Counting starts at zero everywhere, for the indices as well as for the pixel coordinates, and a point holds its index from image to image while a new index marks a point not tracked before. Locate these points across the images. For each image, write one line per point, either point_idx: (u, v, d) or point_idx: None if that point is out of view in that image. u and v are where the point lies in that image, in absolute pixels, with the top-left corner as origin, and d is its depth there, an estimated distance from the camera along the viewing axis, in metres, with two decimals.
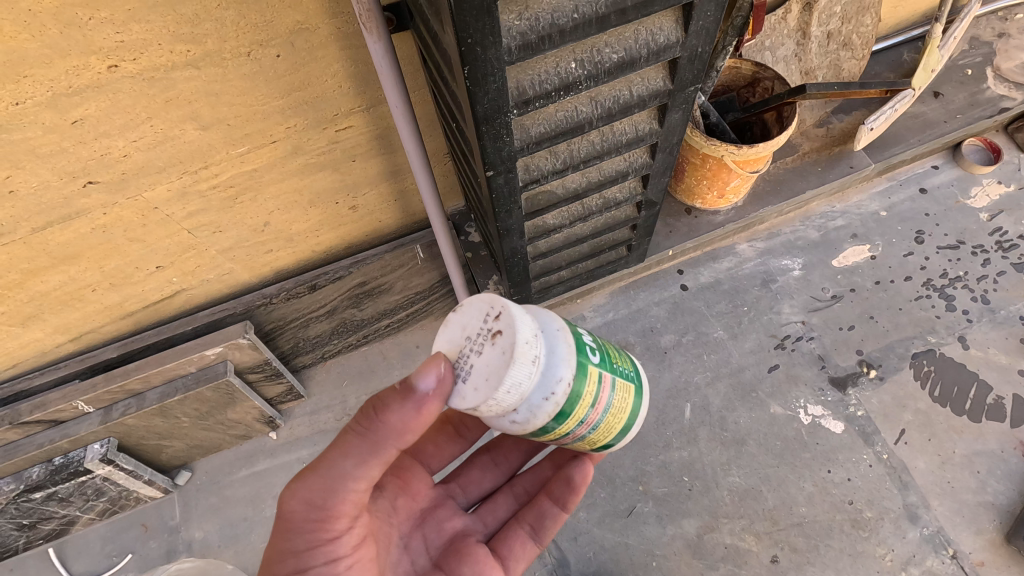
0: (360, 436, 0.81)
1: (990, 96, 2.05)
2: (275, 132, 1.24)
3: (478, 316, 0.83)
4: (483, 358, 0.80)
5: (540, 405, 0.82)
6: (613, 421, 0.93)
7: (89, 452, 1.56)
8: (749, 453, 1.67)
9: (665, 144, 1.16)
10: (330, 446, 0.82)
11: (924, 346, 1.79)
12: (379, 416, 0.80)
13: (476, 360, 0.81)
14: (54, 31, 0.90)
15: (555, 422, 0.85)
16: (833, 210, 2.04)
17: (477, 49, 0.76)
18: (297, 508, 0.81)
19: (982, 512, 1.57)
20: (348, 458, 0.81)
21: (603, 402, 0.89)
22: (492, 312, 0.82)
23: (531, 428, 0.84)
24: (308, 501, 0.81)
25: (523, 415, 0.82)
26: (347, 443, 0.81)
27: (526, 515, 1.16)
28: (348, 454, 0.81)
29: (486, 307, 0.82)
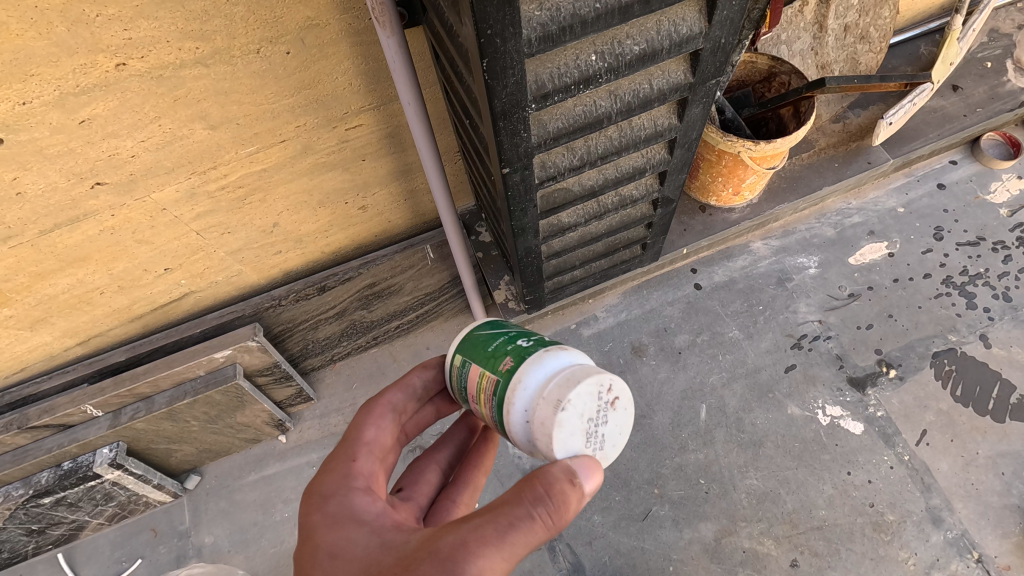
0: (543, 528, 0.66)
1: (1010, 89, 2.01)
2: (284, 131, 1.22)
3: (593, 398, 0.80)
4: (609, 427, 0.83)
5: None
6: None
7: (98, 457, 1.54)
8: (767, 455, 1.64)
9: (684, 139, 1.14)
10: (511, 522, 0.64)
11: (945, 345, 1.76)
12: (566, 506, 0.67)
13: (602, 434, 0.82)
14: (61, 29, 0.88)
15: None
16: (849, 207, 2.01)
17: (497, 40, 0.74)
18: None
19: (1007, 515, 1.54)
20: (527, 548, 0.64)
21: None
22: (603, 387, 0.81)
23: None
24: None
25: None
26: (532, 533, 0.64)
27: (467, 493, 0.95)
28: (530, 542, 0.64)
29: (597, 386, 0.80)
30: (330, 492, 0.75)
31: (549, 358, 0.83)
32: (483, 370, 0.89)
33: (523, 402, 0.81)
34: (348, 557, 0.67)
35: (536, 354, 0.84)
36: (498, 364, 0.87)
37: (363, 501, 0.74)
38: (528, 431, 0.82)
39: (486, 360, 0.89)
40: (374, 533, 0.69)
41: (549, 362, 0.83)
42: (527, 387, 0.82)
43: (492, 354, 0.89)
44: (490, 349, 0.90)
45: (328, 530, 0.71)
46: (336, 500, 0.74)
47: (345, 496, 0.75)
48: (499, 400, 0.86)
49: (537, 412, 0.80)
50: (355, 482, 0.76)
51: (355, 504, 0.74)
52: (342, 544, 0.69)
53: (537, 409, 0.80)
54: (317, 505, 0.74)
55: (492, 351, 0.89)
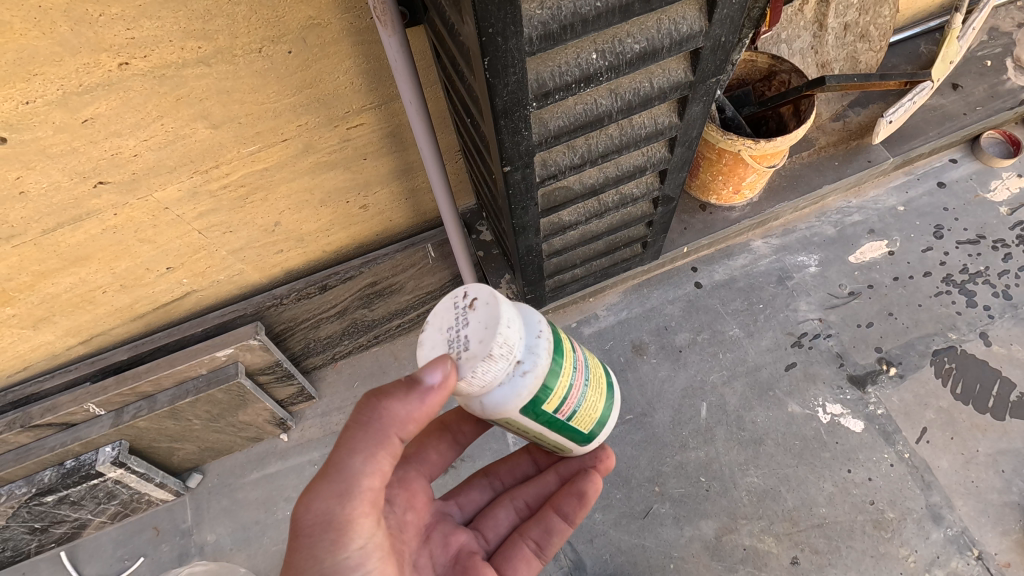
0: (372, 435, 0.78)
1: (1010, 87, 2.01)
2: (286, 130, 1.22)
3: (449, 304, 0.85)
4: (471, 328, 0.82)
5: (538, 342, 0.86)
6: (599, 393, 1.00)
7: (101, 455, 1.54)
8: (767, 453, 1.65)
9: (685, 138, 1.14)
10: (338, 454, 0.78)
11: (944, 343, 1.76)
12: (387, 409, 0.79)
13: (466, 332, 0.82)
14: (64, 28, 0.88)
15: (555, 363, 0.89)
16: (849, 206, 2.01)
17: (498, 39, 0.74)
18: (313, 532, 0.75)
19: (1007, 513, 1.54)
20: (364, 452, 0.78)
21: (582, 367, 0.96)
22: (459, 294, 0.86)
23: (542, 377, 0.86)
24: (326, 517, 0.76)
25: (528, 362, 0.84)
26: (362, 447, 0.78)
27: (534, 529, 1.09)
28: (361, 449, 0.78)
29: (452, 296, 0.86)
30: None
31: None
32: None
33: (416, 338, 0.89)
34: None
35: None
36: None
37: None
38: None
39: None
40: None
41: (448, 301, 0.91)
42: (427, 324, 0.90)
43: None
44: None
45: None
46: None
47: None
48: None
49: None
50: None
51: None
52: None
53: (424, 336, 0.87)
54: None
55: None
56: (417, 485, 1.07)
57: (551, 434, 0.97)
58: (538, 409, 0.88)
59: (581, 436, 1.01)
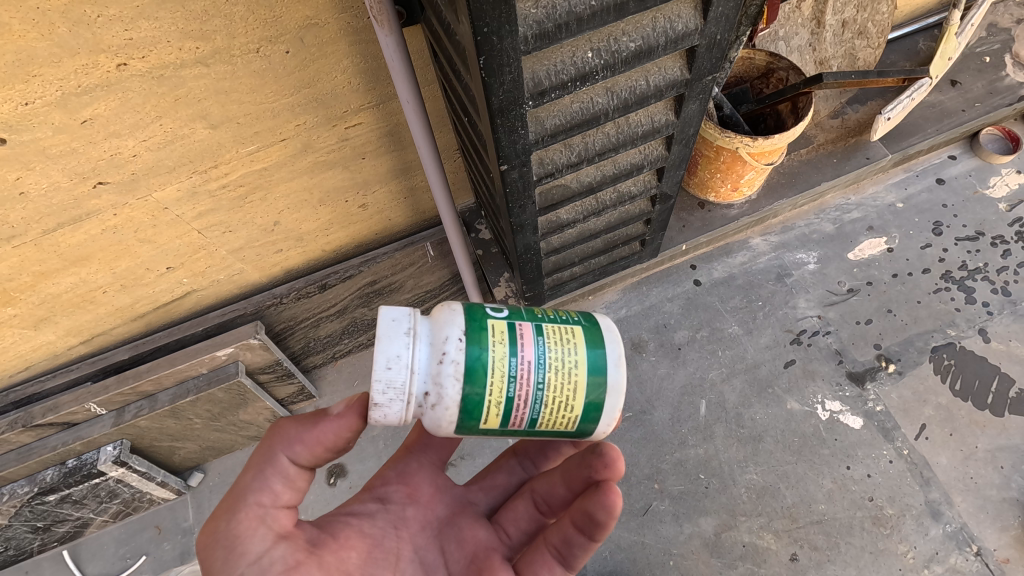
0: (266, 458, 0.85)
1: (1009, 83, 2.01)
2: (284, 130, 1.23)
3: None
4: None
5: (438, 369, 0.84)
6: (570, 393, 0.86)
7: (103, 455, 1.55)
8: (766, 450, 1.65)
9: (682, 135, 1.14)
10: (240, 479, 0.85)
11: (944, 340, 1.76)
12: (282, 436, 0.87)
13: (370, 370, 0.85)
14: (63, 30, 0.89)
15: (471, 387, 0.83)
16: (848, 203, 2.01)
17: (493, 38, 0.74)
18: (205, 552, 0.79)
19: (1006, 509, 1.54)
20: (255, 473, 0.84)
21: (530, 375, 0.85)
22: None
23: (456, 406, 0.84)
24: (216, 533, 0.79)
25: (434, 393, 0.84)
26: (257, 470, 0.84)
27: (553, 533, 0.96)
28: (255, 470, 0.84)
29: None
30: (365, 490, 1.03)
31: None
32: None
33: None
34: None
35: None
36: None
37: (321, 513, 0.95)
38: None
39: None
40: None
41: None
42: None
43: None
44: None
45: None
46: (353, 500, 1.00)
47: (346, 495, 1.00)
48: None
49: None
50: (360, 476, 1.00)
51: None
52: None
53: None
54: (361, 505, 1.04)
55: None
56: (420, 478, 1.04)
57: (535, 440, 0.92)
58: (477, 429, 0.87)
59: (569, 433, 0.91)
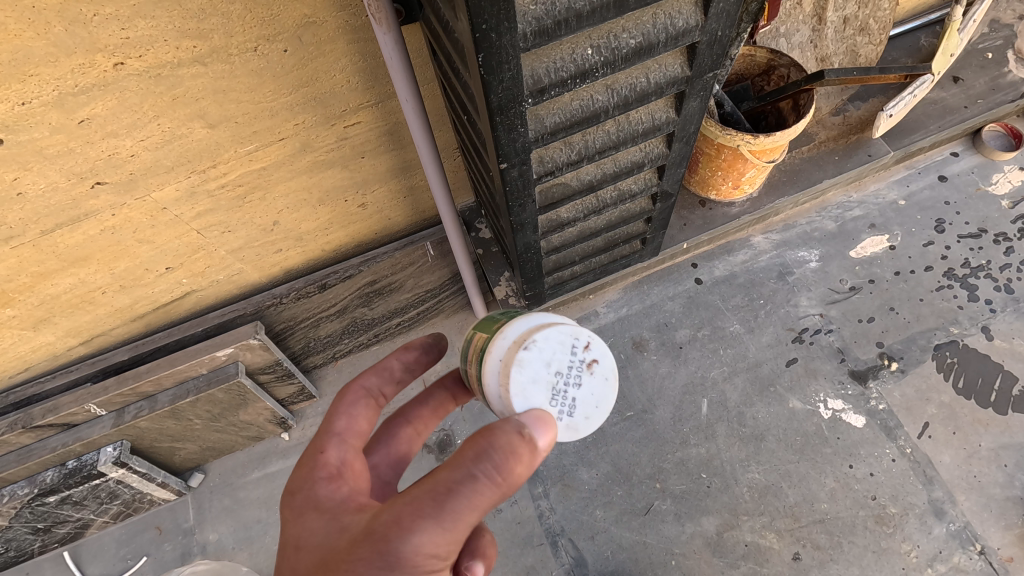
0: (496, 489, 0.65)
1: (1011, 80, 2.00)
2: (283, 129, 1.22)
3: (563, 351, 0.82)
4: (575, 386, 0.83)
5: None
6: None
7: (103, 455, 1.55)
8: (768, 449, 1.64)
9: (683, 133, 1.14)
10: (451, 487, 0.64)
11: (947, 338, 1.75)
12: (511, 464, 0.66)
13: (573, 395, 0.82)
14: (59, 29, 0.88)
15: None
16: (850, 200, 2.00)
17: (492, 35, 0.74)
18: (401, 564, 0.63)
19: (1009, 507, 1.54)
20: (476, 509, 0.64)
21: None
22: (578, 343, 0.83)
23: None
24: (427, 553, 0.63)
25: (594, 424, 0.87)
26: (481, 496, 0.64)
27: None
28: (477, 502, 0.64)
29: (571, 339, 0.83)
30: (297, 488, 0.77)
31: (529, 316, 0.87)
32: (472, 332, 0.93)
33: (501, 352, 0.83)
34: (305, 545, 0.71)
35: (522, 314, 0.89)
36: (485, 324, 0.91)
37: (327, 490, 0.75)
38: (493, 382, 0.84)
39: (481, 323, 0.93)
40: (332, 519, 0.71)
41: (530, 319, 0.87)
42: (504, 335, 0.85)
43: (485, 320, 0.93)
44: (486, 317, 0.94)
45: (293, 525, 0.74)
46: (301, 494, 0.75)
47: (309, 490, 0.75)
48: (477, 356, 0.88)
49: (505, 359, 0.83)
50: (318, 473, 0.76)
51: (319, 495, 0.74)
52: (303, 534, 0.72)
53: (504, 350, 0.83)
54: (285, 500, 0.77)
55: (486, 316, 0.94)
56: None
57: None
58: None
59: None
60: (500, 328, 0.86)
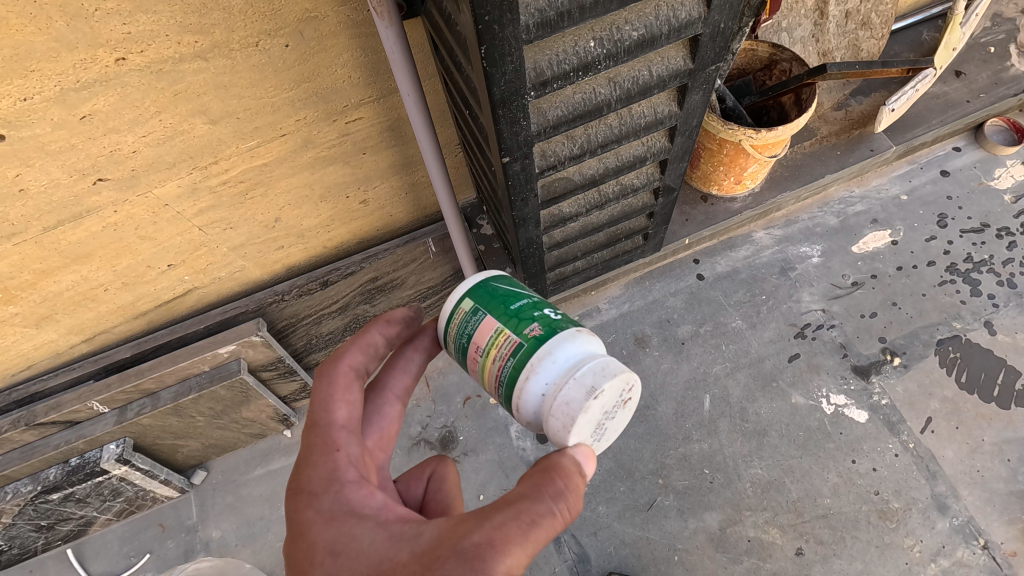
0: (563, 521, 0.68)
1: (1014, 74, 2.00)
2: (285, 125, 1.22)
3: (616, 395, 0.84)
4: (613, 420, 0.88)
5: None
6: None
7: (106, 453, 1.55)
8: (771, 444, 1.64)
9: (685, 127, 1.13)
10: (534, 518, 0.65)
11: (949, 333, 1.75)
12: (579, 494, 0.71)
13: (607, 427, 0.87)
14: (60, 24, 0.88)
15: None
16: (852, 195, 2.00)
17: (494, 27, 0.74)
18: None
19: (1013, 502, 1.53)
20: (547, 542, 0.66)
21: None
22: (627, 387, 0.85)
23: None
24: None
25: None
26: (554, 527, 0.66)
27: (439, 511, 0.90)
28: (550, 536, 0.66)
29: (624, 385, 0.84)
30: (321, 490, 0.74)
31: (579, 341, 0.86)
32: (503, 327, 0.90)
33: (550, 375, 0.84)
34: (353, 554, 0.68)
35: (568, 332, 0.87)
36: (524, 328, 0.88)
37: (360, 495, 0.74)
38: (538, 403, 0.85)
39: (509, 321, 0.90)
40: (378, 527, 0.70)
41: (577, 343, 0.86)
42: (556, 360, 0.84)
43: (517, 316, 0.90)
44: (512, 309, 0.92)
45: (325, 526, 0.71)
46: (329, 498, 0.73)
47: (338, 493, 0.74)
48: (515, 364, 0.87)
49: (562, 391, 0.82)
50: (344, 475, 0.75)
51: (352, 498, 0.73)
52: (344, 541, 0.70)
53: (565, 387, 0.82)
54: (307, 502, 0.74)
55: (516, 311, 0.91)
56: None
57: None
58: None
59: None
60: (544, 347, 0.85)
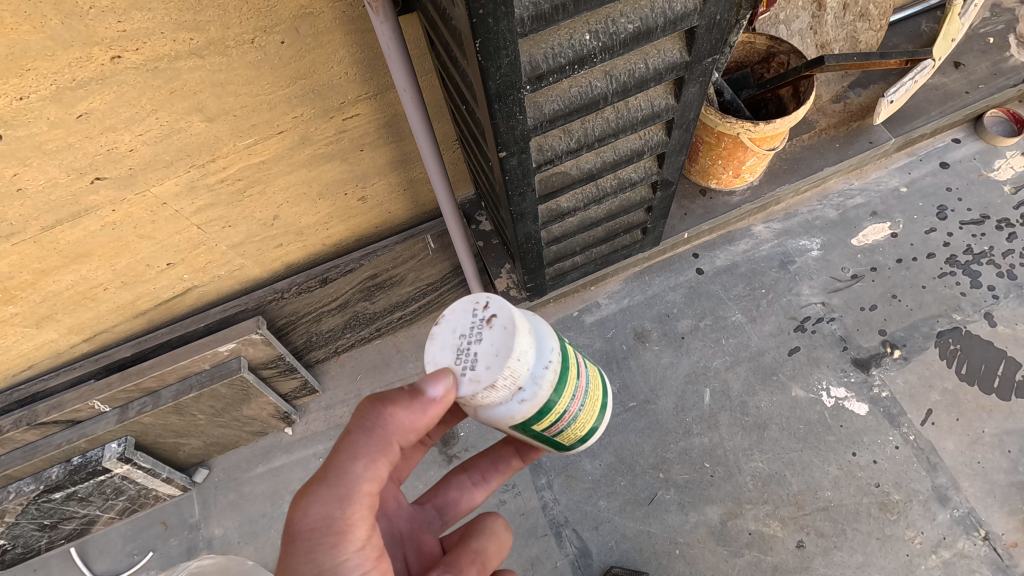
0: (372, 437, 0.77)
1: (1013, 64, 1.99)
2: (282, 122, 1.22)
3: (467, 315, 0.84)
4: (487, 345, 0.81)
5: (543, 374, 0.83)
6: (584, 420, 0.95)
7: (108, 451, 1.55)
8: (771, 437, 1.64)
9: (682, 120, 1.13)
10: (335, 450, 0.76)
11: (949, 324, 1.75)
12: (387, 407, 0.78)
13: (481, 352, 0.81)
14: (55, 21, 0.88)
15: (556, 394, 0.86)
16: (851, 188, 2.00)
17: (489, 20, 0.73)
18: (305, 532, 0.72)
19: (1013, 493, 1.53)
20: (359, 457, 0.75)
21: (578, 401, 0.92)
22: (479, 304, 0.84)
23: (538, 408, 0.84)
24: (324, 523, 0.72)
25: (531, 394, 0.83)
26: (358, 446, 0.76)
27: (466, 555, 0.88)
28: (357, 452, 0.76)
29: (472, 304, 0.85)
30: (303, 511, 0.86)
31: None
32: None
33: None
34: None
35: None
36: None
37: None
38: None
39: None
40: None
41: None
42: None
43: None
44: None
45: None
46: None
47: None
48: None
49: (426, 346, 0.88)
50: None
51: None
52: None
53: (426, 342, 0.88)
54: None
55: None
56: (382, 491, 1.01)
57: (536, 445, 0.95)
58: (525, 429, 0.88)
59: (562, 447, 0.97)
60: None
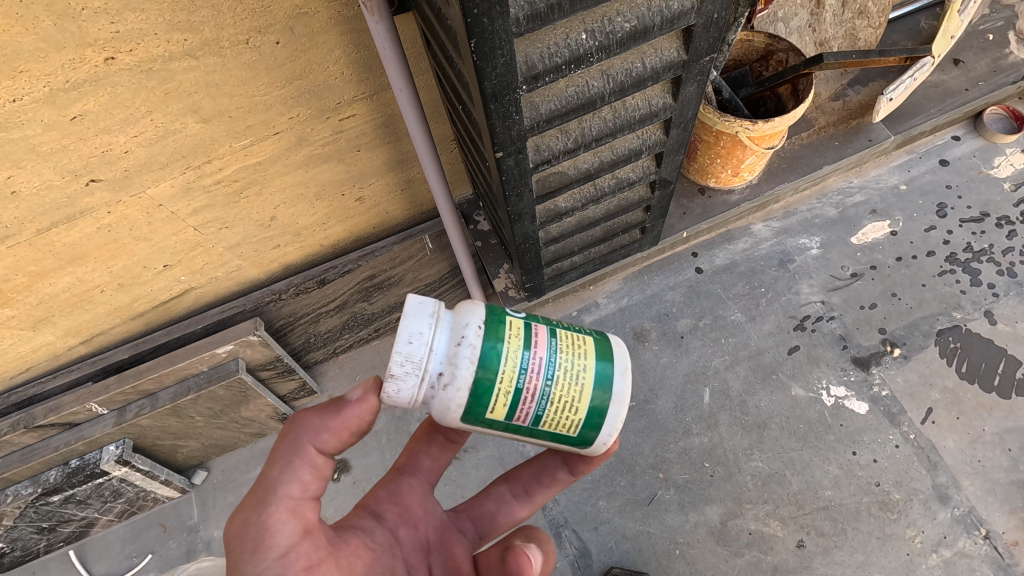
0: (289, 445, 0.84)
1: (1013, 61, 1.98)
2: (278, 123, 1.21)
3: None
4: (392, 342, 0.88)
5: (455, 352, 0.85)
6: (576, 394, 0.88)
7: (105, 454, 1.55)
8: (771, 437, 1.64)
9: (680, 119, 1.13)
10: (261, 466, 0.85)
11: (949, 323, 1.74)
12: (301, 418, 0.86)
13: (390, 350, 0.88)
14: (48, 23, 0.87)
15: (488, 369, 0.85)
16: (851, 186, 1.99)
17: (484, 20, 0.73)
18: (234, 543, 0.78)
19: (1013, 492, 1.53)
20: (278, 465, 0.83)
21: (541, 369, 0.86)
22: None
23: (468, 388, 0.85)
24: (244, 531, 0.78)
25: (448, 374, 0.85)
26: (277, 456, 0.84)
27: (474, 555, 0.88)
28: (276, 461, 0.83)
29: None
30: None
31: None
32: None
33: None
34: None
35: None
36: None
37: None
38: None
39: None
40: None
41: None
42: None
43: None
44: None
45: None
46: None
47: None
48: None
49: None
50: None
51: None
52: None
53: None
54: None
55: None
56: (410, 497, 1.05)
57: (530, 436, 0.92)
58: (483, 418, 0.88)
59: (571, 438, 0.92)
60: None
